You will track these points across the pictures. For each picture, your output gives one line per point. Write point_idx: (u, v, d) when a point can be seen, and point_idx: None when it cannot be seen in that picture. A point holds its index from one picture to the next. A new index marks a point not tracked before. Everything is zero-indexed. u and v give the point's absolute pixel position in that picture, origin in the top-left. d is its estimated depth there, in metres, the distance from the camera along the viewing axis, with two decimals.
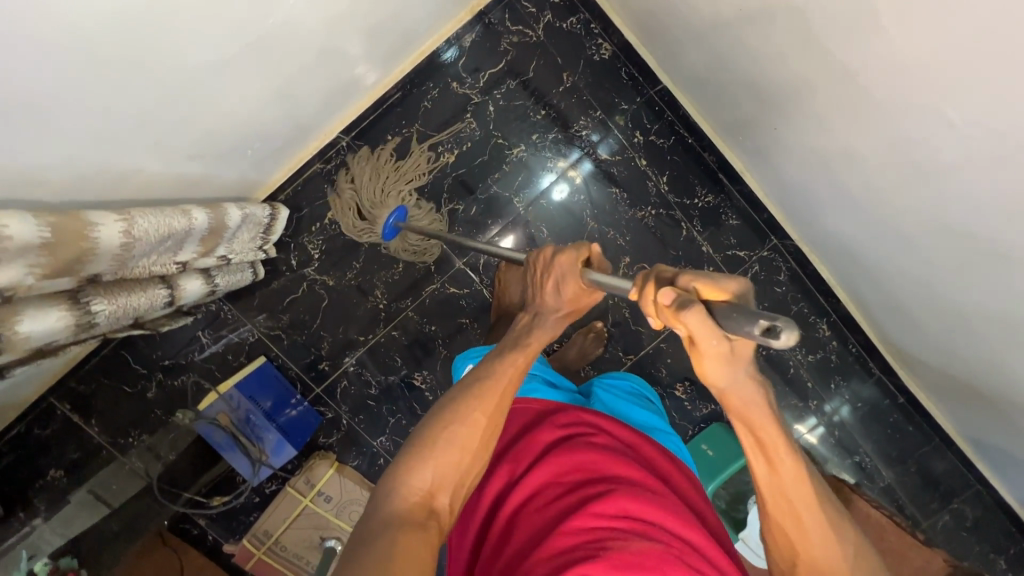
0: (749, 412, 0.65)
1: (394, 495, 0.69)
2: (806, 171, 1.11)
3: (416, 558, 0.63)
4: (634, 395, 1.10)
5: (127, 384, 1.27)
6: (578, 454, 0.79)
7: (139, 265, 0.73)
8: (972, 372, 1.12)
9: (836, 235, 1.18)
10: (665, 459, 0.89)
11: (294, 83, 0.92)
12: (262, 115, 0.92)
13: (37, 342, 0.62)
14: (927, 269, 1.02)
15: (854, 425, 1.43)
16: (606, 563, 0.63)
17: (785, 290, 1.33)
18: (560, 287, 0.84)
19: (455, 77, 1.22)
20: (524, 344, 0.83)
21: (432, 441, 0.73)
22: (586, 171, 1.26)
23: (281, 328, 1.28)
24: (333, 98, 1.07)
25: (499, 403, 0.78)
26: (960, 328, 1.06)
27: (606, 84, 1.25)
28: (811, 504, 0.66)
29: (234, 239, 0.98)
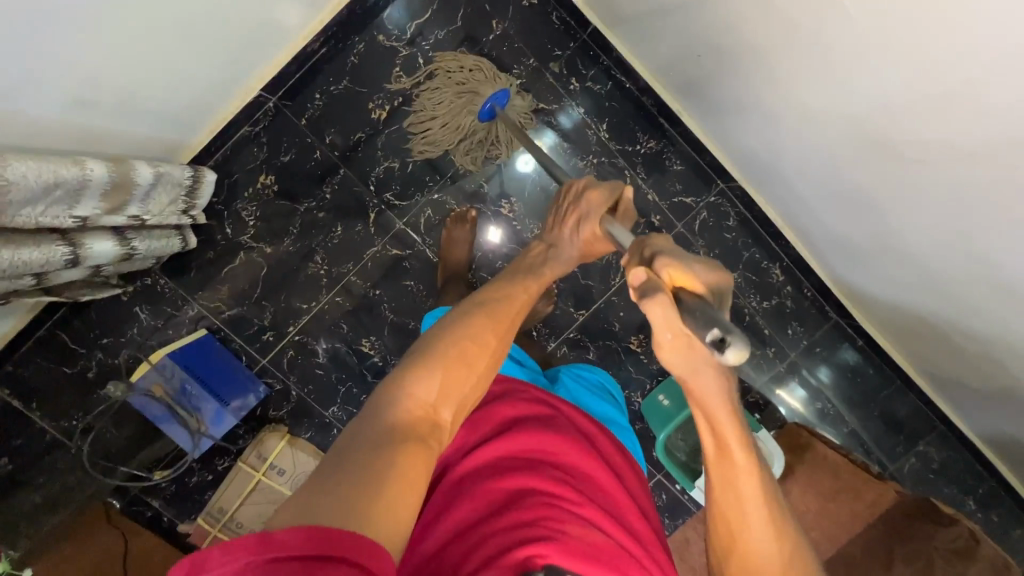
0: (711, 403, 0.62)
1: (396, 402, 0.64)
2: (744, 100, 1.08)
3: (420, 467, 0.58)
4: (597, 388, 1.02)
5: (66, 365, 1.23)
6: (538, 434, 0.72)
7: (21, 214, 0.70)
8: (921, 302, 1.10)
9: (774, 168, 1.16)
10: (618, 449, 0.83)
11: (198, 28, 0.89)
12: (165, 64, 0.88)
13: None
14: (866, 192, 1.00)
15: (814, 372, 1.41)
16: (561, 548, 0.57)
17: (736, 236, 1.31)
18: (578, 226, 0.91)
19: (381, 30, 1.19)
20: (537, 273, 0.90)
21: (444, 354, 0.71)
22: (551, 143, 1.25)
23: (221, 300, 1.25)
24: (249, 50, 1.04)
25: (506, 330, 0.80)
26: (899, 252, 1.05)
27: (538, 30, 1.22)
28: (760, 514, 0.62)
29: (148, 198, 0.95)
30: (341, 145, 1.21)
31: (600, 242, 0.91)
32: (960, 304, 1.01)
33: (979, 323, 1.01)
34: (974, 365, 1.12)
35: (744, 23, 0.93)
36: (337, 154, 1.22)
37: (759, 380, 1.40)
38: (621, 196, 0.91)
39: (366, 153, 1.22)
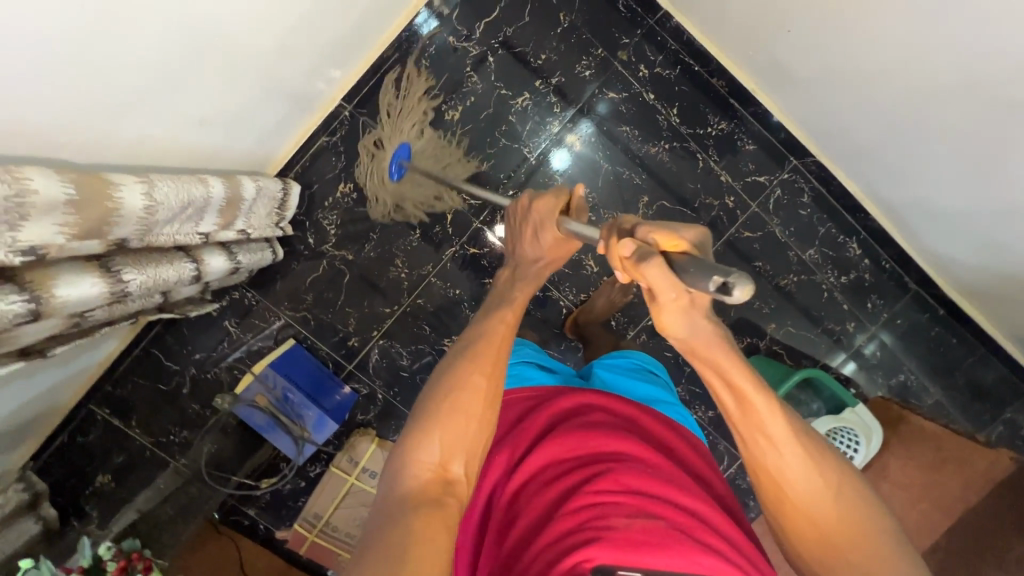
0: (711, 352, 0.61)
1: (404, 475, 0.62)
2: (825, 71, 1.07)
3: (440, 541, 0.55)
4: (635, 369, 0.90)
5: (161, 382, 1.26)
6: (574, 432, 0.65)
7: (162, 233, 0.72)
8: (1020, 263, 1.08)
9: (853, 138, 1.15)
10: (662, 427, 0.73)
11: (294, 45, 0.92)
12: (266, 81, 0.90)
13: (73, 308, 0.61)
14: (963, 153, 0.99)
15: (896, 345, 1.39)
16: (612, 546, 0.51)
17: (810, 212, 1.31)
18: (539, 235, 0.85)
19: (451, 32, 1.20)
20: (508, 301, 0.81)
21: (434, 411, 0.66)
22: (585, 136, 1.25)
23: (306, 309, 1.27)
24: (333, 62, 1.06)
25: (496, 360, 0.71)
26: (990, 215, 1.04)
27: (604, 20, 1.22)
28: (793, 447, 0.61)
29: (251, 212, 0.97)
30: None
31: (567, 239, 0.84)
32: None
33: None
34: None
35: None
36: None
37: (841, 356, 1.38)
38: (573, 198, 0.83)
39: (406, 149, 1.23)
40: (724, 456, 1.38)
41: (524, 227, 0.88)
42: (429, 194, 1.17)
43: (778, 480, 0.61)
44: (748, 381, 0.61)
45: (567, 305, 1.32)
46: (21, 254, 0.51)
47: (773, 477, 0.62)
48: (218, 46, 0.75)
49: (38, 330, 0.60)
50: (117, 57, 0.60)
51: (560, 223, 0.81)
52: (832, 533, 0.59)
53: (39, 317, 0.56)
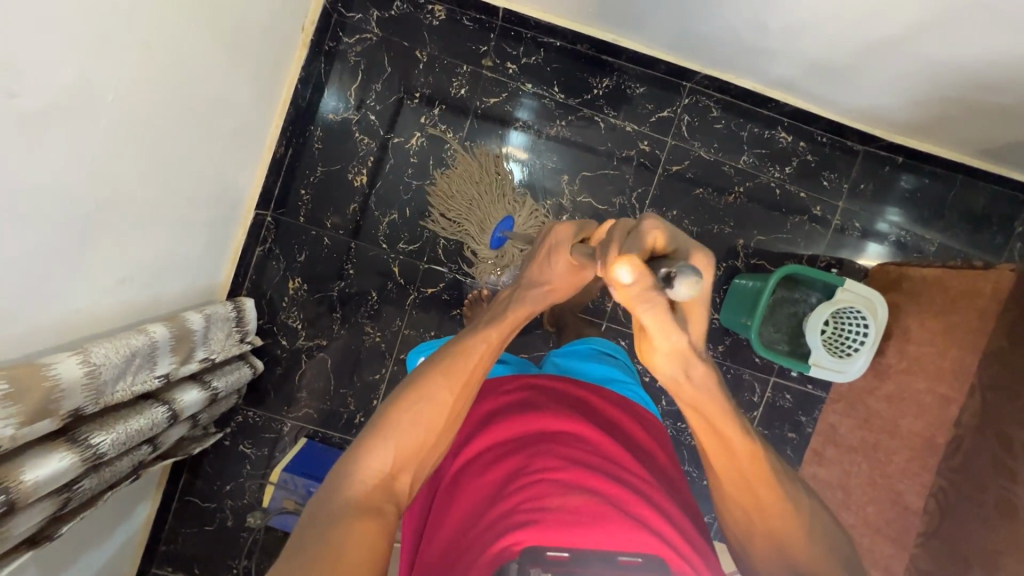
0: (698, 403, 0.65)
1: (351, 477, 0.61)
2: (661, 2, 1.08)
3: (373, 543, 0.56)
4: (592, 355, 0.92)
5: (206, 523, 1.32)
6: (517, 420, 0.68)
7: (118, 390, 0.78)
8: (935, 81, 1.05)
9: (723, 43, 1.15)
10: (613, 406, 0.77)
11: (191, 180, 0.98)
12: (175, 224, 0.97)
13: (50, 487, 0.66)
14: (821, 17, 0.97)
15: (870, 209, 1.34)
16: (542, 527, 0.52)
17: (725, 122, 1.31)
18: (552, 257, 0.80)
19: (330, 110, 1.28)
20: (501, 319, 0.77)
21: (397, 420, 0.66)
22: (523, 144, 1.30)
23: (307, 405, 1.32)
24: (232, 182, 1.13)
25: (467, 384, 0.71)
26: (881, 53, 1.02)
27: (456, 40, 1.28)
28: (766, 485, 0.63)
29: (209, 339, 1.04)
30: (342, 222, 1.29)
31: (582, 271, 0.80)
32: (970, 60, 0.97)
33: (1001, 70, 0.96)
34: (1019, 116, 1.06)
35: None
36: (343, 232, 1.29)
37: (822, 243, 1.35)
38: (592, 231, 0.82)
39: (338, 225, 1.29)
40: (754, 384, 1.33)
41: (541, 254, 0.83)
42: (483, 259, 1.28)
43: (750, 518, 0.64)
44: (726, 419, 0.64)
45: None
46: None
47: (748, 511, 0.64)
48: (117, 211, 0.80)
49: (28, 518, 0.65)
50: (24, 266, 0.65)
51: (576, 251, 0.76)
52: (793, 553, 0.61)
53: (13, 506, 0.61)
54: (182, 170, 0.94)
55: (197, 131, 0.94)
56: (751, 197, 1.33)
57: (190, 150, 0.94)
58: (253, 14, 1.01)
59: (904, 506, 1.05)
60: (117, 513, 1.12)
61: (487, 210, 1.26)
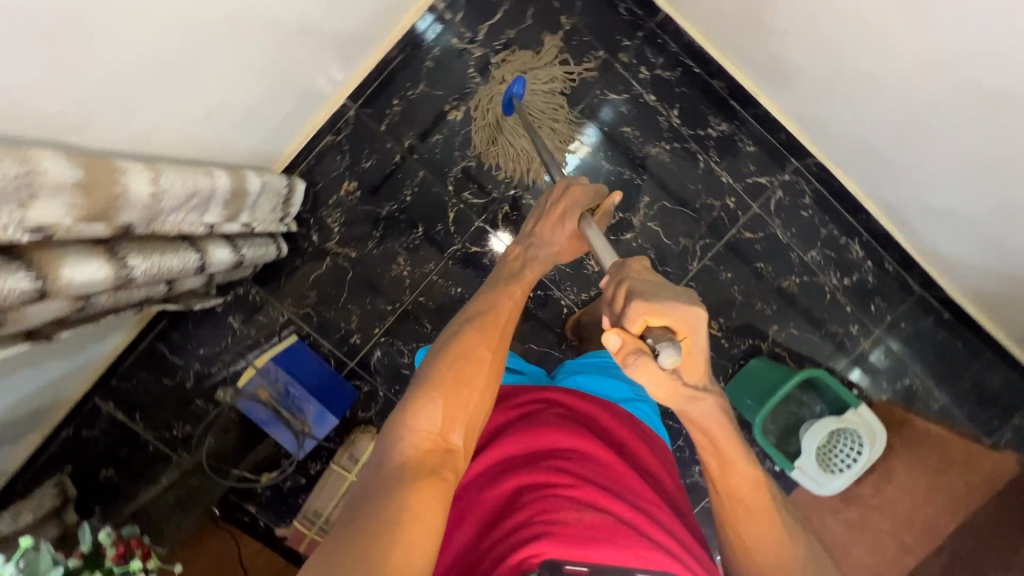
0: (709, 428, 0.68)
1: (400, 444, 0.62)
2: (820, 70, 1.07)
3: (429, 511, 0.56)
4: (603, 367, 0.91)
5: (166, 377, 1.28)
6: (523, 433, 0.67)
7: (168, 220, 0.74)
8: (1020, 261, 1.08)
9: (852, 137, 1.15)
10: (624, 425, 0.76)
11: (300, 40, 0.92)
12: (271, 79, 0.92)
13: (79, 290, 0.62)
14: (960, 146, 0.99)
15: (900, 349, 1.37)
16: (554, 541, 0.53)
17: (812, 213, 1.31)
18: (562, 218, 0.85)
19: (455, 34, 1.23)
20: (517, 276, 0.82)
21: (439, 379, 0.67)
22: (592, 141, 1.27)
23: (310, 307, 1.29)
24: (335, 62, 1.08)
25: (500, 340, 0.73)
26: (990, 212, 1.04)
27: (605, 22, 1.24)
28: (765, 511, 0.68)
29: (256, 207, 0.99)
30: (418, 146, 1.25)
31: (583, 237, 0.87)
32: None
33: None
34: None
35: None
36: (416, 158, 1.25)
37: (845, 361, 1.37)
38: (603, 201, 0.89)
39: (412, 149, 1.25)
40: None
41: (554, 212, 0.87)
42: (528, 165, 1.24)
43: (744, 537, 0.67)
44: (735, 445, 0.69)
45: (565, 305, 1.33)
46: (29, 232, 0.53)
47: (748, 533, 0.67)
48: (227, 37, 0.75)
49: (44, 311, 0.61)
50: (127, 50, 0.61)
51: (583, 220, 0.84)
52: None
53: (45, 297, 0.58)
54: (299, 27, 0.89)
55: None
56: (802, 292, 1.34)
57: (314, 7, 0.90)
58: None
59: None
60: (92, 335, 1.07)
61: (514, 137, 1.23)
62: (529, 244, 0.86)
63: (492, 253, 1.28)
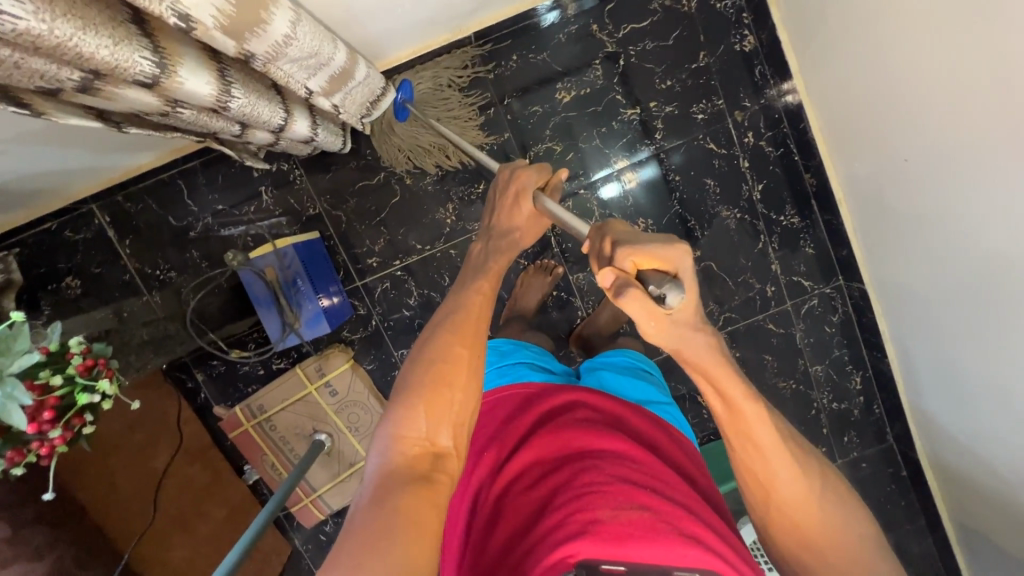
0: (711, 370, 0.59)
1: (389, 453, 0.63)
2: (907, 213, 1.10)
3: (427, 508, 0.58)
4: (629, 371, 1.00)
5: (173, 216, 1.22)
6: (558, 435, 0.72)
7: (282, 69, 0.70)
8: (986, 458, 1.13)
9: (904, 283, 1.19)
10: (653, 426, 0.82)
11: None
12: None
13: (179, 96, 0.59)
14: (984, 339, 1.02)
15: (850, 484, 1.43)
16: (592, 538, 0.56)
17: (834, 332, 1.36)
18: (516, 204, 0.87)
19: (598, 21, 1.21)
20: (484, 272, 0.82)
21: (417, 384, 0.67)
22: (643, 179, 1.27)
23: (343, 211, 1.25)
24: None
25: (476, 337, 0.72)
26: (983, 408, 1.09)
27: (736, 76, 1.25)
28: (780, 449, 0.61)
29: (350, 95, 0.96)
30: (515, 109, 1.23)
31: (543, 216, 0.88)
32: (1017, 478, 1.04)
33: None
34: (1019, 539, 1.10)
35: (934, 148, 0.97)
36: (509, 118, 1.23)
37: None
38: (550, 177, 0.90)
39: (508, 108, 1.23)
40: None
41: (507, 199, 0.88)
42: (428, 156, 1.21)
43: (766, 486, 0.62)
44: (748, 392, 0.61)
45: (578, 317, 1.34)
46: (176, 17, 0.49)
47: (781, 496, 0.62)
48: None
49: (137, 101, 0.58)
50: None
51: (538, 201, 0.86)
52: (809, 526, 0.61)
53: (152, 87, 0.54)
54: None
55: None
56: (792, 398, 1.38)
57: None
58: None
59: None
60: (133, 142, 1.02)
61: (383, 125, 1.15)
62: (490, 236, 0.88)
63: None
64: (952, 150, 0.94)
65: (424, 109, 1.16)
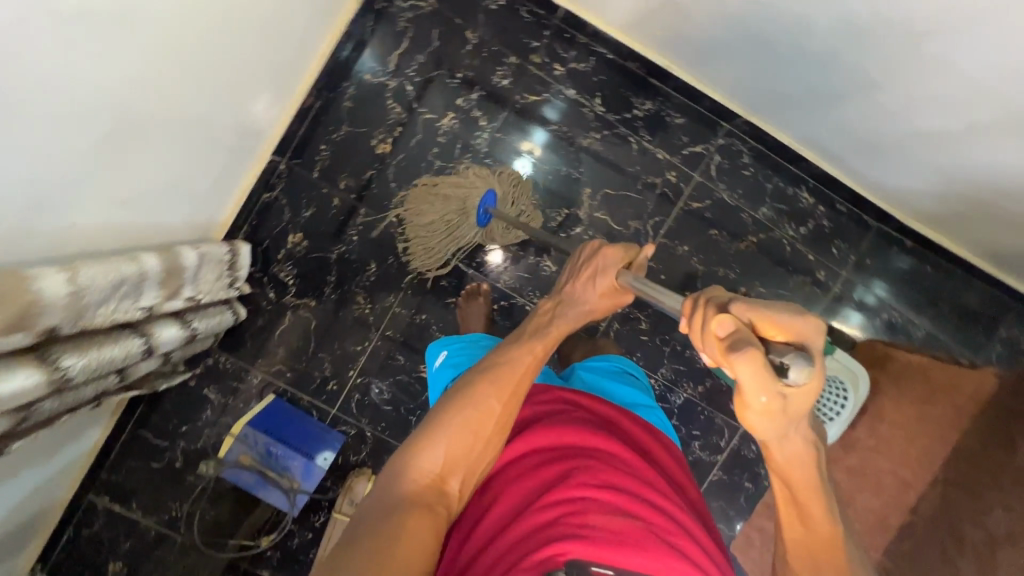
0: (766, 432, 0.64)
1: (403, 476, 0.74)
2: (726, 41, 1.08)
3: (421, 537, 0.68)
4: (615, 376, 1.08)
5: (154, 460, 1.28)
6: (554, 431, 0.78)
7: (97, 313, 0.74)
8: (975, 174, 1.06)
9: (775, 96, 1.15)
10: (648, 435, 0.88)
11: (202, 116, 0.92)
12: (183, 160, 0.92)
13: (11, 403, 0.62)
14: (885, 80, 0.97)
15: (869, 284, 1.37)
16: (582, 540, 0.61)
17: (754, 171, 1.31)
18: (595, 277, 0.88)
19: (366, 70, 1.22)
20: (543, 333, 0.87)
21: (448, 424, 0.76)
22: (541, 142, 1.27)
23: (281, 363, 1.29)
24: (245, 126, 1.07)
25: (513, 391, 0.80)
26: (932, 137, 1.03)
27: (510, 29, 1.24)
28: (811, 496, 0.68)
29: (198, 279, 1.01)
30: (355, 187, 1.25)
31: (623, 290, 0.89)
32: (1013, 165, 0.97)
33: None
34: None
35: None
36: (355, 197, 1.26)
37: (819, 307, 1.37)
38: (637, 256, 0.89)
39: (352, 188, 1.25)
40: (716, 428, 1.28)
41: (586, 270, 0.90)
42: (447, 254, 1.25)
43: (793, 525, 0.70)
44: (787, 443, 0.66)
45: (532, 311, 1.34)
46: None
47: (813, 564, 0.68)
48: (129, 132, 0.76)
49: None
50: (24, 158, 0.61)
51: (621, 276, 0.86)
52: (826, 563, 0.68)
53: None
54: (202, 101, 0.89)
55: (226, 59, 0.90)
56: (760, 250, 1.34)
57: (217, 78, 0.90)
58: None
59: None
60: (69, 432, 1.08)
61: (430, 227, 1.23)
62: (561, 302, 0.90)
63: (442, 280, 1.29)
64: None
65: (506, 211, 1.22)
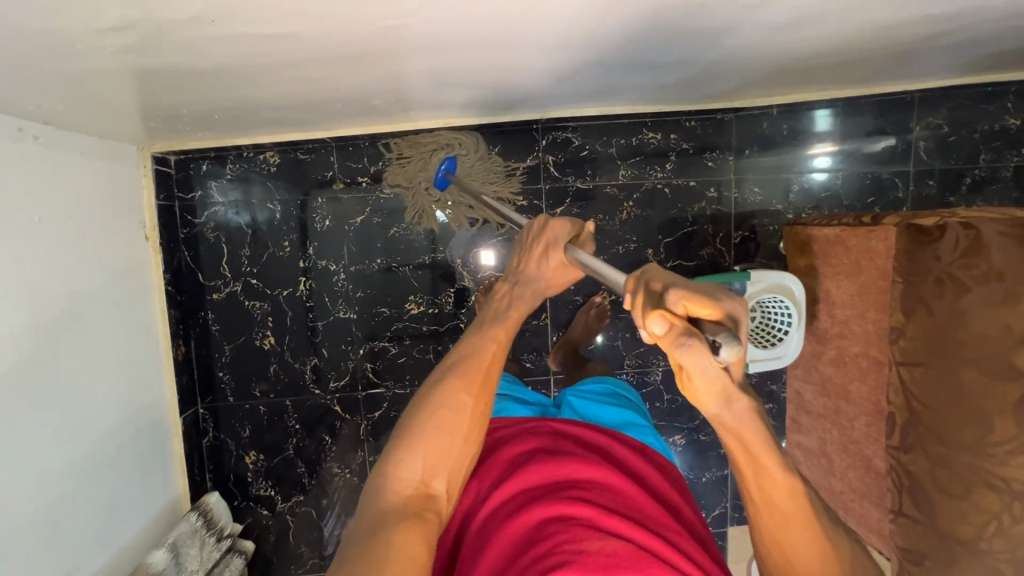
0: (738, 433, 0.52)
1: (382, 488, 0.63)
2: (471, 98, 1.03)
3: (414, 554, 0.58)
4: (605, 400, 1.02)
5: None
6: (548, 464, 0.73)
7: None
8: (773, 64, 0.98)
9: (552, 98, 1.10)
10: (637, 455, 0.82)
11: (87, 460, 0.97)
12: (97, 502, 0.98)
13: None
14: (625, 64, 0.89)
15: (761, 169, 1.31)
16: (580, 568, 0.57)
17: (590, 146, 1.27)
18: (546, 254, 0.78)
19: (211, 289, 1.26)
20: (504, 317, 0.76)
21: (420, 428, 0.66)
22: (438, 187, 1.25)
23: (310, 558, 1.36)
24: (138, 422, 1.12)
25: (485, 385, 0.70)
26: (707, 67, 0.95)
27: (299, 178, 1.24)
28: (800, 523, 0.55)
29: (183, 564, 1.10)
30: (270, 388, 1.30)
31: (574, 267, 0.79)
32: (796, 49, 0.89)
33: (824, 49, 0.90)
34: (863, 61, 1.01)
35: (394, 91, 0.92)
36: (275, 394, 1.30)
37: (730, 219, 1.32)
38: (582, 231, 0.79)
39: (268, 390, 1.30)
40: None
41: (537, 244, 0.79)
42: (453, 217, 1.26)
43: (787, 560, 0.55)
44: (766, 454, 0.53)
45: None
46: None
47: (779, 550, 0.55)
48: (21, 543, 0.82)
49: None
50: None
51: (569, 250, 0.75)
52: None
53: None
54: (74, 453, 0.94)
55: (87, 400, 0.98)
56: (643, 208, 1.30)
57: (76, 423, 0.95)
58: (83, 271, 0.99)
59: (877, 471, 1.04)
60: None
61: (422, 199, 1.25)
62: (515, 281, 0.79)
63: (391, 412, 1.32)
64: (390, 85, 0.89)
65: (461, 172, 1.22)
